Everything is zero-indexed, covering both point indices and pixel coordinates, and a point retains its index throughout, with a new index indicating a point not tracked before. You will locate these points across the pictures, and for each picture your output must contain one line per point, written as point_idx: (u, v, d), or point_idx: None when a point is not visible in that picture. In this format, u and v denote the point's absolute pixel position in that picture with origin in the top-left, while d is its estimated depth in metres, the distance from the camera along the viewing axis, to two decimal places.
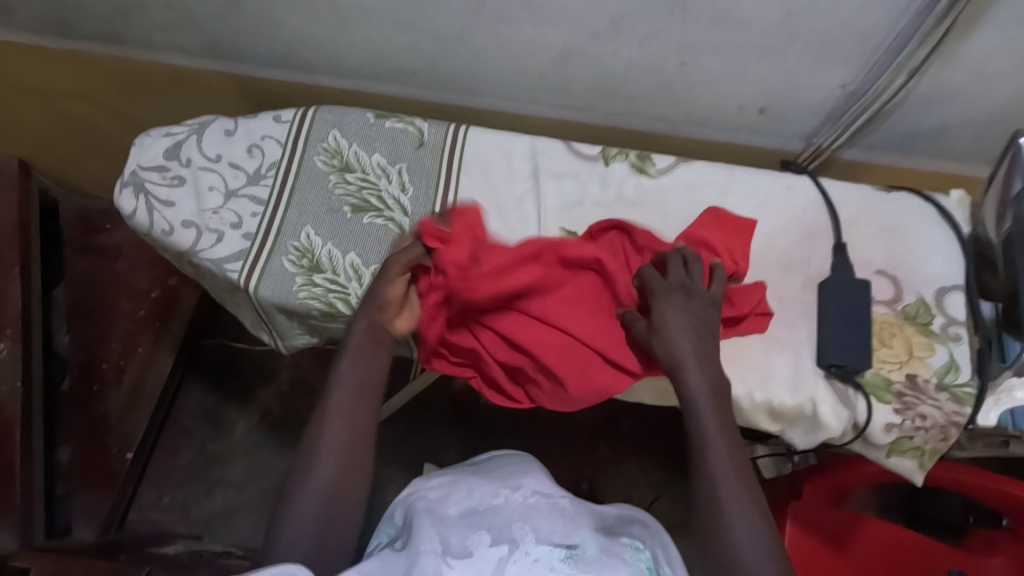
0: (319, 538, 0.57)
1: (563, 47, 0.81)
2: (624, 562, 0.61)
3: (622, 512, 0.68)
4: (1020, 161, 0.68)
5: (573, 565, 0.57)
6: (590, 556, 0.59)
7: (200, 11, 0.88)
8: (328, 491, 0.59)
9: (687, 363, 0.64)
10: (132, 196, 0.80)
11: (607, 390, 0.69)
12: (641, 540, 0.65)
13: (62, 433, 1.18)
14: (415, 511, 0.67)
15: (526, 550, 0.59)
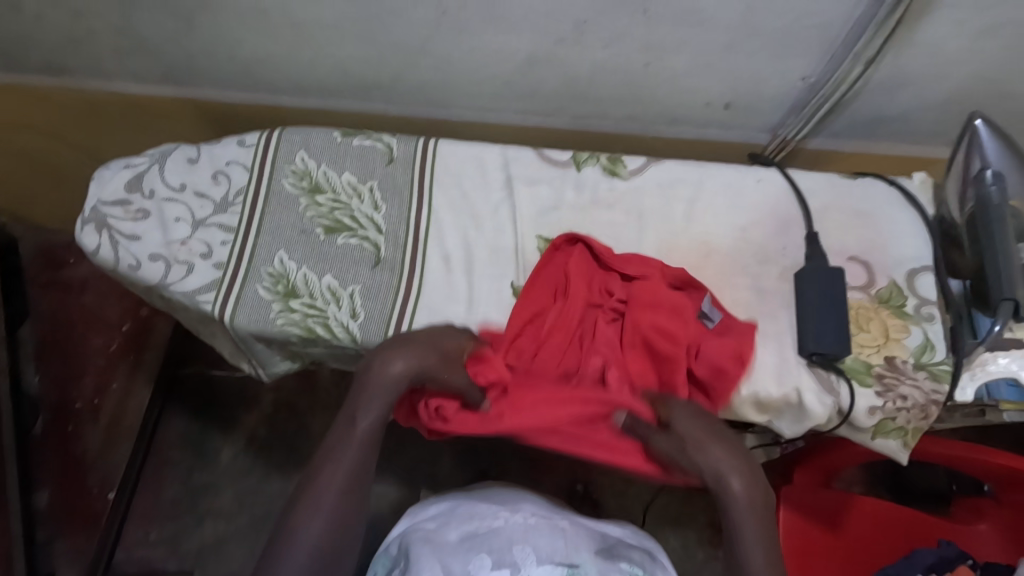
0: (323, 558, 0.63)
1: (527, 53, 0.80)
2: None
3: (625, 538, 0.72)
4: (978, 141, 0.71)
5: None
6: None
7: (153, 37, 0.86)
8: (334, 519, 0.63)
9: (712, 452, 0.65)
10: (94, 232, 0.77)
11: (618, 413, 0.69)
12: (642, 566, 0.67)
13: (40, 475, 1.15)
14: (414, 539, 0.68)
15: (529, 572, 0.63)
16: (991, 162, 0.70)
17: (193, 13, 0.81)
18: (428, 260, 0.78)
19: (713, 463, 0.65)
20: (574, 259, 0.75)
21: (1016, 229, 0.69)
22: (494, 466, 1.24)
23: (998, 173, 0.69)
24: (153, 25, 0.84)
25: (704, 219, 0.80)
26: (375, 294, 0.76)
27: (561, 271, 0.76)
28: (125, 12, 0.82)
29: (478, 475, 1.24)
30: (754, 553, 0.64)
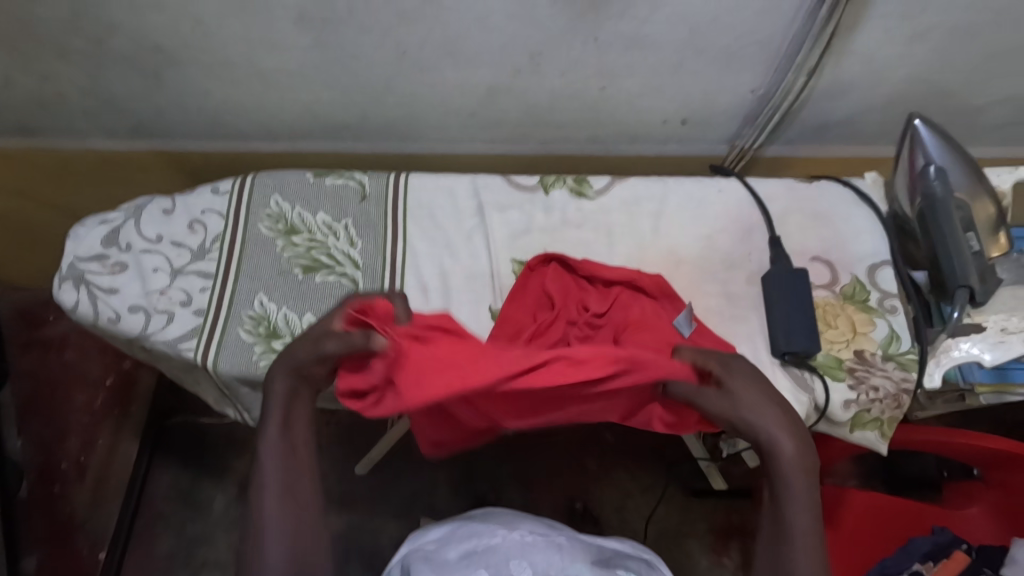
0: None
1: (488, 86, 0.84)
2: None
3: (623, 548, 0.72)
4: (919, 140, 0.75)
5: None
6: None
7: (123, 94, 0.88)
8: (286, 534, 0.55)
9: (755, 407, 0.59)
10: (72, 289, 0.78)
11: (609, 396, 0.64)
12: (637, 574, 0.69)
13: (25, 542, 1.14)
14: (413, 559, 0.68)
15: None
16: (933, 158, 0.74)
17: (160, 69, 0.83)
18: (407, 291, 0.79)
19: (760, 417, 0.58)
20: (554, 287, 0.76)
21: (963, 220, 0.73)
22: (491, 491, 1.24)
23: (940, 168, 0.74)
24: (121, 83, 0.86)
25: (671, 232, 0.83)
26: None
27: (541, 291, 0.77)
28: (95, 72, 0.84)
29: (474, 501, 1.24)
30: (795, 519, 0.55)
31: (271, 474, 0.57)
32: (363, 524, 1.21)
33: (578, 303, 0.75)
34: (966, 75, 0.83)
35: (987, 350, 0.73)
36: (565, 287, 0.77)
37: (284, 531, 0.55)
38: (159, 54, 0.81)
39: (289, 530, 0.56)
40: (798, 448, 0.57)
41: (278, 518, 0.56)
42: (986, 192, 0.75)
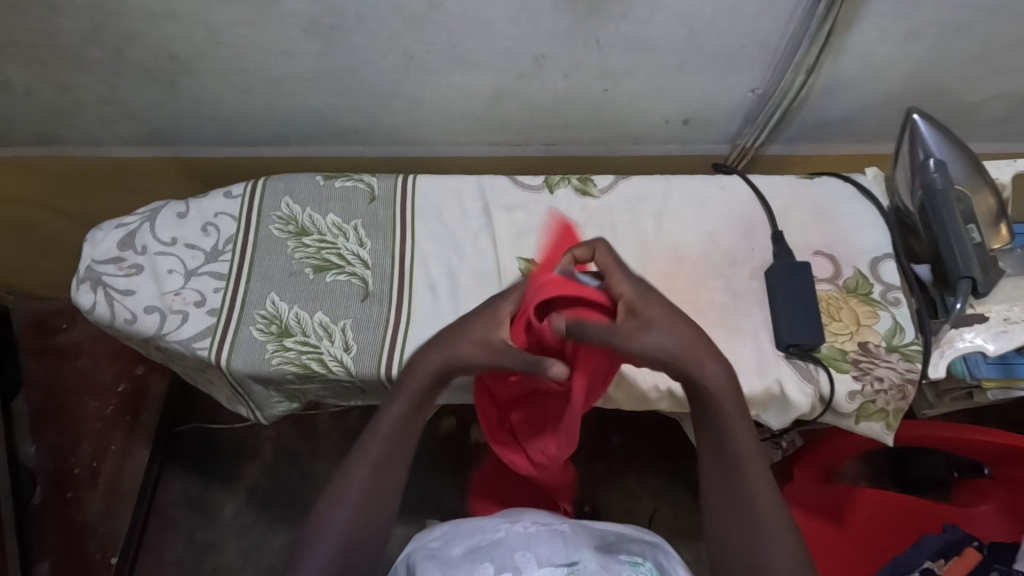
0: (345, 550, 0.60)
1: (492, 89, 0.86)
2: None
3: (623, 532, 0.72)
4: (918, 133, 0.76)
5: None
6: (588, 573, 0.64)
7: (137, 103, 0.91)
8: (361, 509, 0.62)
9: (703, 377, 0.63)
10: (90, 291, 0.80)
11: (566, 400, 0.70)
12: (642, 555, 0.68)
13: (37, 549, 1.19)
14: (420, 559, 0.68)
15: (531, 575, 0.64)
16: (933, 151, 0.75)
17: (175, 78, 0.86)
18: (416, 289, 0.81)
19: (703, 392, 0.63)
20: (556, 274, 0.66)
21: (964, 212, 0.74)
22: None
23: (940, 161, 0.75)
24: (136, 93, 0.89)
25: (675, 229, 0.84)
26: (367, 329, 0.78)
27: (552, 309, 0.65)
28: (112, 82, 0.87)
29: None
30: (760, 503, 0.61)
31: (370, 458, 0.64)
32: None
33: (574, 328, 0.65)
34: (963, 71, 0.84)
35: (990, 341, 0.74)
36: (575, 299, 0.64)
37: (360, 502, 0.62)
38: (173, 63, 0.83)
39: (365, 502, 0.63)
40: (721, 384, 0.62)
41: (362, 487, 0.63)
42: (986, 184, 0.76)
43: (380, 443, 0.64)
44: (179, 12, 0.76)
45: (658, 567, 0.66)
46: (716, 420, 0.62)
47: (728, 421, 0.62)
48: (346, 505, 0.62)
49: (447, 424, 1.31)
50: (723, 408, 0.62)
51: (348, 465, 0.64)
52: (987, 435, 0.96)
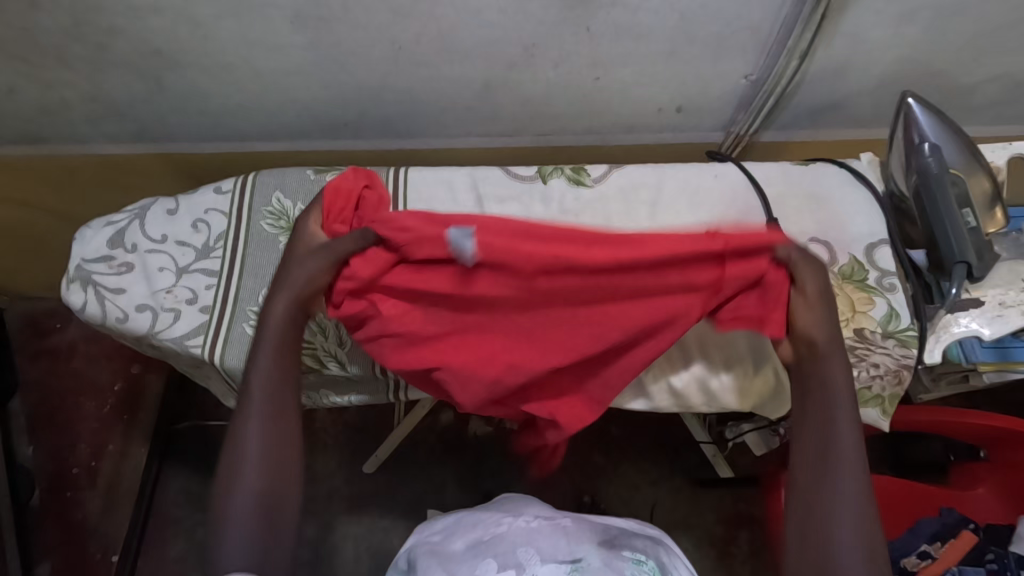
0: (266, 505, 0.61)
1: (483, 80, 0.85)
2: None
3: (627, 526, 0.72)
4: (913, 117, 0.76)
5: None
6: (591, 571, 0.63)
7: (124, 99, 0.89)
8: (265, 463, 0.62)
9: (833, 367, 0.63)
10: (81, 290, 0.79)
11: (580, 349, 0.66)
12: (645, 552, 0.68)
13: (38, 550, 1.19)
14: (423, 553, 0.69)
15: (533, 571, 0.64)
16: (927, 135, 0.75)
17: (160, 73, 0.85)
18: None
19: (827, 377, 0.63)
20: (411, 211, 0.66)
21: (959, 195, 0.74)
22: (498, 485, 1.25)
23: (935, 145, 0.74)
24: (121, 88, 0.87)
25: (670, 217, 0.83)
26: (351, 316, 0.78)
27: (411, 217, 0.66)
28: (97, 78, 0.85)
29: (483, 497, 1.25)
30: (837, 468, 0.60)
31: (254, 421, 0.63)
32: (374, 523, 1.23)
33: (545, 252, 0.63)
34: (958, 54, 0.84)
35: (985, 325, 0.74)
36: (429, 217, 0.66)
37: (264, 461, 0.62)
38: (158, 58, 0.82)
39: (272, 457, 0.62)
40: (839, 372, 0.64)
41: (260, 435, 0.63)
42: (982, 168, 0.76)
43: (260, 392, 0.64)
44: (162, 6, 0.75)
45: (660, 565, 0.66)
46: (826, 411, 0.62)
47: (836, 411, 0.62)
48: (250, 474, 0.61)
49: (446, 417, 1.31)
50: (836, 398, 0.62)
51: (244, 415, 0.63)
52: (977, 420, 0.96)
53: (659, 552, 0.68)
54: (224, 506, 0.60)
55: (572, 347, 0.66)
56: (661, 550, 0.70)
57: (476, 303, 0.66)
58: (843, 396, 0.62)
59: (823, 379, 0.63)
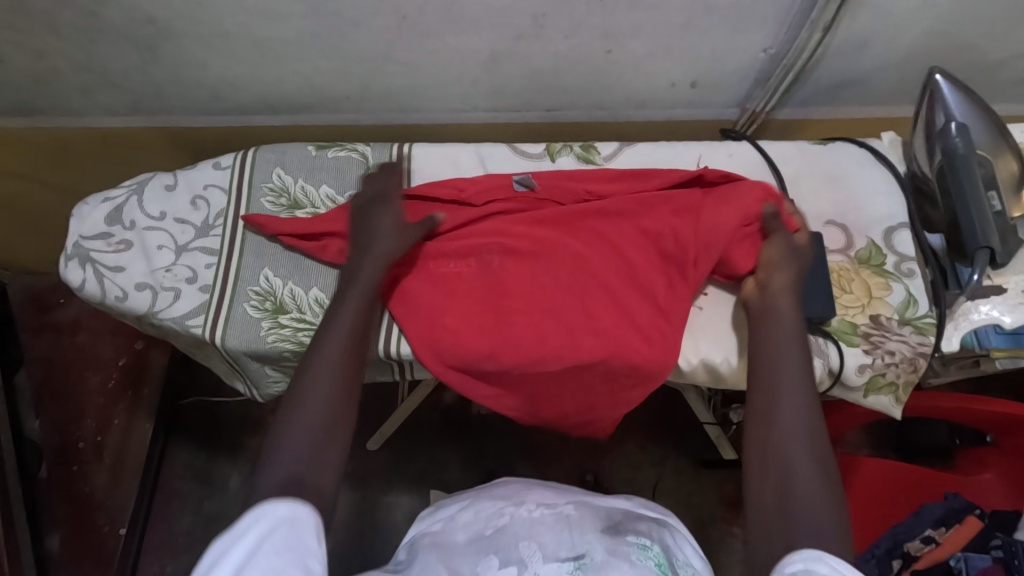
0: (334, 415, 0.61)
1: (491, 51, 0.81)
2: (632, 562, 0.61)
3: (630, 511, 0.70)
4: (939, 95, 0.73)
5: None
6: (597, 566, 0.60)
7: (119, 70, 0.86)
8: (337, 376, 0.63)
9: (780, 340, 0.66)
10: (79, 268, 0.78)
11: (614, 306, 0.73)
12: (650, 536, 0.66)
13: (48, 522, 1.19)
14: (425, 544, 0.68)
15: (535, 569, 0.60)
16: (954, 114, 0.72)
17: (155, 42, 0.82)
18: None
19: (774, 359, 0.65)
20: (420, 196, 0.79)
21: (985, 177, 0.71)
22: (502, 464, 1.25)
23: (962, 125, 0.71)
24: (117, 58, 0.84)
25: None
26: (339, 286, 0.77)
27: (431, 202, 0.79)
28: (90, 47, 0.83)
29: (486, 475, 1.25)
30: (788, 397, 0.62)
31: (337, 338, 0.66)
32: (378, 500, 1.23)
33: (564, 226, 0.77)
34: (989, 26, 0.79)
35: (1007, 313, 0.71)
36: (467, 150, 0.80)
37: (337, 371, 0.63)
38: (152, 26, 0.79)
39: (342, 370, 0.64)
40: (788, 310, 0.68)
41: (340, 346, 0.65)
42: (1009, 148, 0.73)
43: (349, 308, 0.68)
44: None
45: (665, 550, 0.64)
46: (776, 377, 0.64)
47: (787, 386, 0.63)
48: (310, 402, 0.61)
49: (450, 396, 1.30)
50: (786, 373, 0.64)
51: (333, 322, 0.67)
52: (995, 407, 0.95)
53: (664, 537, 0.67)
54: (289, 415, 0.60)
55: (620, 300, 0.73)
56: (665, 533, 0.68)
57: (518, 269, 0.75)
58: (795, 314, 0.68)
59: (777, 324, 0.67)
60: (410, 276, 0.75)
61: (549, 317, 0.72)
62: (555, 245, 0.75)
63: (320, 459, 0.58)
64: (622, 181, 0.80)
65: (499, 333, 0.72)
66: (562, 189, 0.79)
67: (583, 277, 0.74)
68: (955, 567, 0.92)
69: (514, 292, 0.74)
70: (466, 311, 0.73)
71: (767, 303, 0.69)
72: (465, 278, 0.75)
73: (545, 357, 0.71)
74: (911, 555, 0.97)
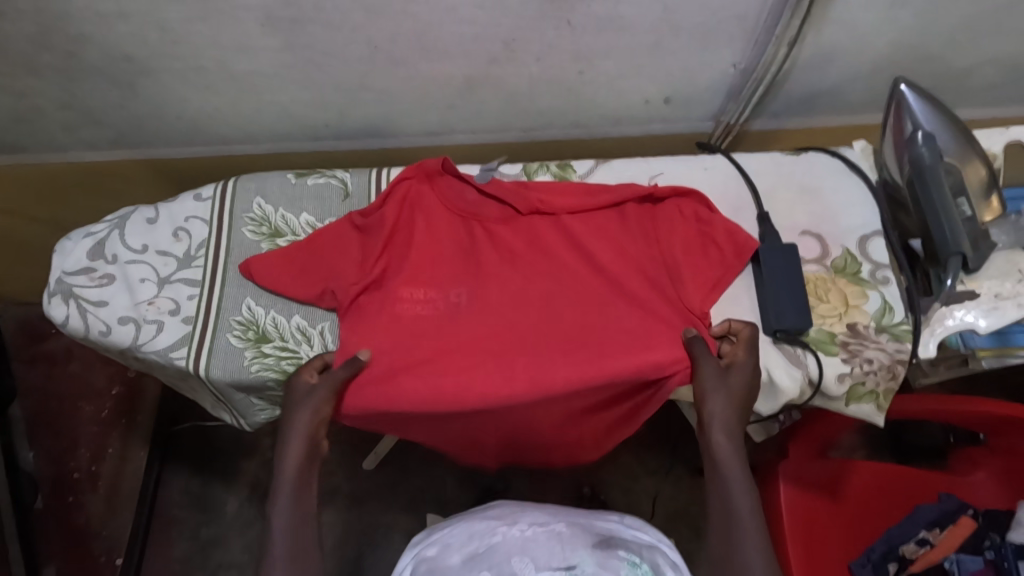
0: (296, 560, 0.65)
1: (464, 76, 0.82)
2: None
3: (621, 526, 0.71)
4: (905, 106, 0.74)
5: None
6: None
7: (99, 106, 0.87)
8: (291, 523, 0.67)
9: (730, 471, 0.66)
10: (62, 304, 0.78)
11: (609, 336, 0.72)
12: (639, 551, 0.68)
13: (46, 552, 1.20)
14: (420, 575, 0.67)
15: None
16: (921, 123, 0.73)
17: (133, 79, 0.82)
18: None
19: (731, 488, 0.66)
20: (398, 220, 0.78)
21: (953, 185, 0.72)
22: (500, 480, 1.25)
23: (928, 133, 0.72)
24: (96, 94, 0.85)
25: None
26: (319, 315, 0.78)
27: (411, 229, 0.78)
28: (69, 86, 0.83)
29: (483, 491, 1.25)
30: (753, 547, 0.64)
31: (290, 473, 0.69)
32: (377, 519, 1.23)
33: (556, 256, 0.77)
34: (953, 36, 0.81)
35: (981, 317, 0.72)
36: (449, 185, 0.81)
37: (292, 510, 0.67)
38: (129, 64, 0.80)
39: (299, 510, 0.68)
40: (728, 444, 0.67)
41: (290, 491, 0.68)
42: (977, 154, 0.74)
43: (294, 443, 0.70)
44: (128, 10, 0.72)
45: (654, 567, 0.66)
46: (732, 526, 0.65)
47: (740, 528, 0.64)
48: (277, 544, 0.66)
49: None
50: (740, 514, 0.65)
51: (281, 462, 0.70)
52: (995, 410, 0.91)
53: (653, 552, 0.68)
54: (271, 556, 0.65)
55: (613, 328, 0.73)
56: (657, 554, 0.67)
57: (510, 301, 0.75)
58: (730, 451, 0.67)
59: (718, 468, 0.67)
60: (385, 322, 0.74)
61: (522, 356, 0.71)
62: (544, 277, 0.76)
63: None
64: (594, 216, 0.79)
65: (498, 374, 0.70)
66: (535, 229, 0.79)
67: (572, 305, 0.75)
68: (949, 568, 0.94)
69: (507, 328, 0.74)
70: (436, 355, 0.72)
71: (734, 426, 0.67)
72: (437, 320, 0.74)
73: (514, 397, 0.70)
74: (906, 559, 0.96)
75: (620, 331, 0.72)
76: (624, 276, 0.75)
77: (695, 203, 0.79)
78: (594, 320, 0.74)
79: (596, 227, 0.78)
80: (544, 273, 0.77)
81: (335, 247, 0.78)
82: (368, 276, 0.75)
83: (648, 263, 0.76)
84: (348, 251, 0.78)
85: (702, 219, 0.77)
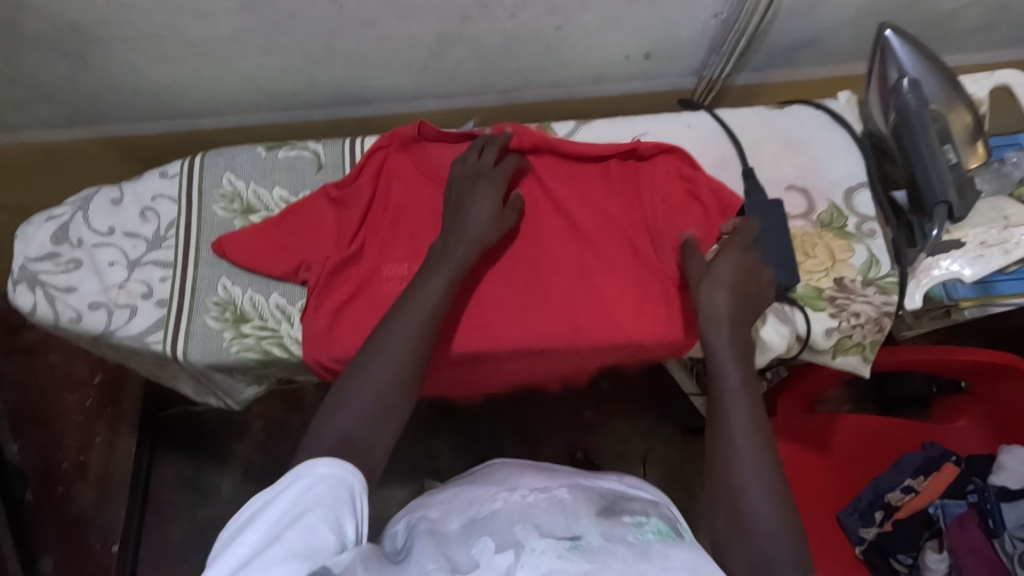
0: (379, 404, 0.60)
1: (436, 35, 0.78)
2: (630, 541, 0.58)
3: (623, 496, 0.69)
4: (890, 51, 0.72)
5: (579, 555, 0.55)
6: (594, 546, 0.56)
7: (51, 81, 0.83)
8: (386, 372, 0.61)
9: (724, 361, 0.65)
10: (28, 291, 0.75)
11: (597, 307, 0.72)
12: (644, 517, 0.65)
13: (39, 543, 1.19)
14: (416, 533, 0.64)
15: (532, 545, 0.57)
16: (906, 70, 0.71)
17: (83, 50, 0.78)
18: None
19: (721, 385, 0.65)
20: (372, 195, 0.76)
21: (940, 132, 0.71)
22: (494, 449, 1.26)
23: (915, 80, 0.71)
24: (46, 68, 0.80)
25: None
26: (298, 292, 0.75)
27: (388, 204, 0.76)
28: (16, 60, 0.78)
29: (478, 460, 1.25)
30: (749, 457, 0.61)
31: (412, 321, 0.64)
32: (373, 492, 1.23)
33: (539, 221, 0.75)
34: None
35: (967, 266, 0.72)
36: (426, 153, 0.78)
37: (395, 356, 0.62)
38: (76, 33, 0.75)
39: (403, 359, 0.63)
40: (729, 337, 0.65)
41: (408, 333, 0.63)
42: (964, 101, 0.73)
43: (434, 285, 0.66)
44: None
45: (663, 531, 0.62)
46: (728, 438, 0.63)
47: (734, 434, 0.63)
48: (367, 386, 0.61)
49: None
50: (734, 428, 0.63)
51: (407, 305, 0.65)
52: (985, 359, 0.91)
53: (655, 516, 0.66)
54: (341, 398, 0.60)
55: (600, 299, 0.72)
56: (661, 509, 0.68)
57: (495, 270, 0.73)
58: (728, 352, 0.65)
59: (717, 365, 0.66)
60: (365, 301, 0.73)
61: (510, 327, 0.71)
62: (528, 242, 0.74)
63: (374, 428, 0.59)
64: (576, 178, 0.77)
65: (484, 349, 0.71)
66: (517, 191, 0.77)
67: (561, 270, 0.73)
68: (934, 515, 0.95)
69: (496, 298, 0.72)
70: None
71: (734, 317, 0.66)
72: None
73: None
74: (891, 506, 0.98)
75: (607, 300, 0.72)
76: (608, 243, 0.74)
77: (678, 161, 0.76)
78: (581, 289, 0.72)
79: (579, 195, 0.76)
80: (529, 237, 0.75)
81: (310, 222, 0.76)
82: (346, 252, 0.74)
83: (632, 229, 0.75)
84: (323, 227, 0.75)
85: (685, 178, 0.75)
